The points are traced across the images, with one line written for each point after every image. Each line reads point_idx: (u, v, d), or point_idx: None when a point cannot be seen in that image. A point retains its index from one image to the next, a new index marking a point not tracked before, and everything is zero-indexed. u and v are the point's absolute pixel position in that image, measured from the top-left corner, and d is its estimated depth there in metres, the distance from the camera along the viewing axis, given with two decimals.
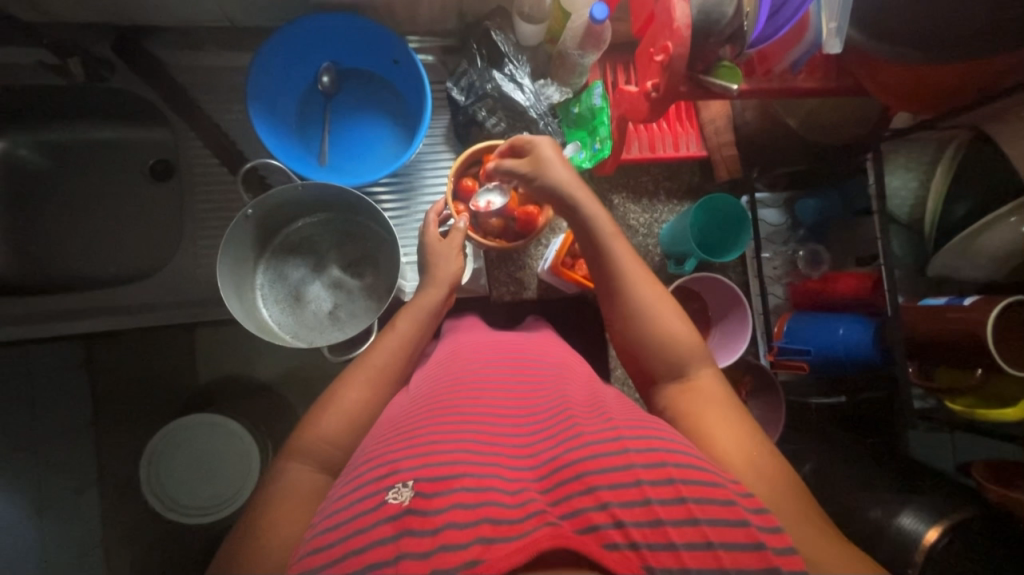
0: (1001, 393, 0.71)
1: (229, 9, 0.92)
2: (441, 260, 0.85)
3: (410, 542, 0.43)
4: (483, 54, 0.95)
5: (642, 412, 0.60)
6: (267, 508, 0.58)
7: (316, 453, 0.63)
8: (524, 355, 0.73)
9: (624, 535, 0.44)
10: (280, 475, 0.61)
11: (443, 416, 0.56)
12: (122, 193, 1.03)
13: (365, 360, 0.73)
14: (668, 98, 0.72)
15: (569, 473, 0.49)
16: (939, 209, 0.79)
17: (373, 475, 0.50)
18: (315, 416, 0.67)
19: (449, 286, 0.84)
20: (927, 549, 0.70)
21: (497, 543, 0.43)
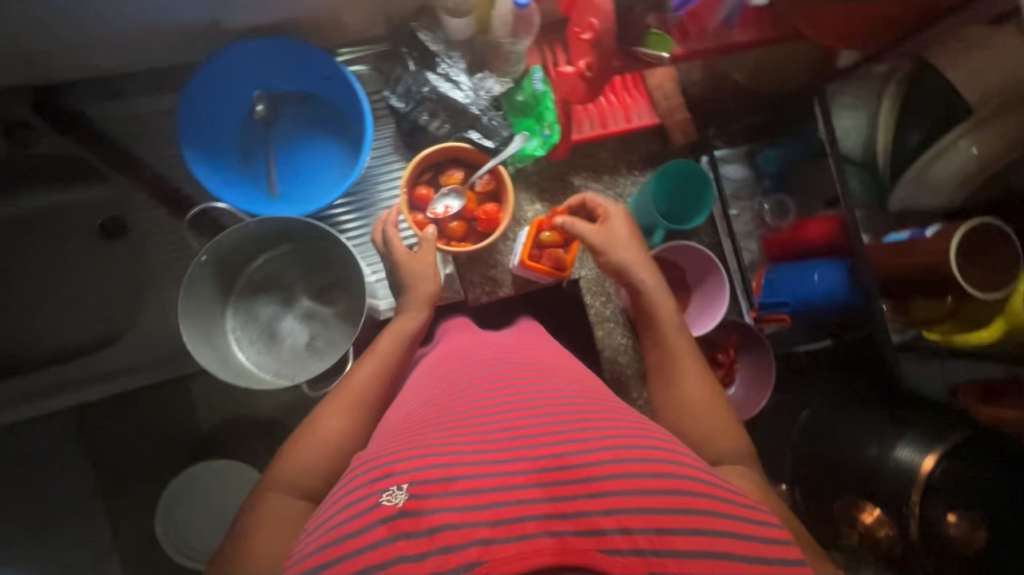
0: (974, 317, 0.72)
1: (144, 50, 0.89)
2: (416, 277, 0.82)
3: (404, 545, 0.43)
4: (414, 56, 0.94)
5: (646, 419, 0.58)
6: (249, 538, 0.59)
7: (294, 481, 0.64)
8: (525, 354, 0.71)
9: (629, 541, 0.43)
10: (258, 505, 0.62)
11: (442, 420, 0.55)
12: (73, 257, 1.00)
13: (352, 380, 0.73)
14: (605, 74, 0.71)
15: (573, 471, 0.47)
16: (891, 142, 0.77)
17: (369, 477, 0.50)
18: (296, 448, 0.67)
19: (425, 303, 0.82)
20: (927, 476, 0.71)
21: (496, 543, 0.42)
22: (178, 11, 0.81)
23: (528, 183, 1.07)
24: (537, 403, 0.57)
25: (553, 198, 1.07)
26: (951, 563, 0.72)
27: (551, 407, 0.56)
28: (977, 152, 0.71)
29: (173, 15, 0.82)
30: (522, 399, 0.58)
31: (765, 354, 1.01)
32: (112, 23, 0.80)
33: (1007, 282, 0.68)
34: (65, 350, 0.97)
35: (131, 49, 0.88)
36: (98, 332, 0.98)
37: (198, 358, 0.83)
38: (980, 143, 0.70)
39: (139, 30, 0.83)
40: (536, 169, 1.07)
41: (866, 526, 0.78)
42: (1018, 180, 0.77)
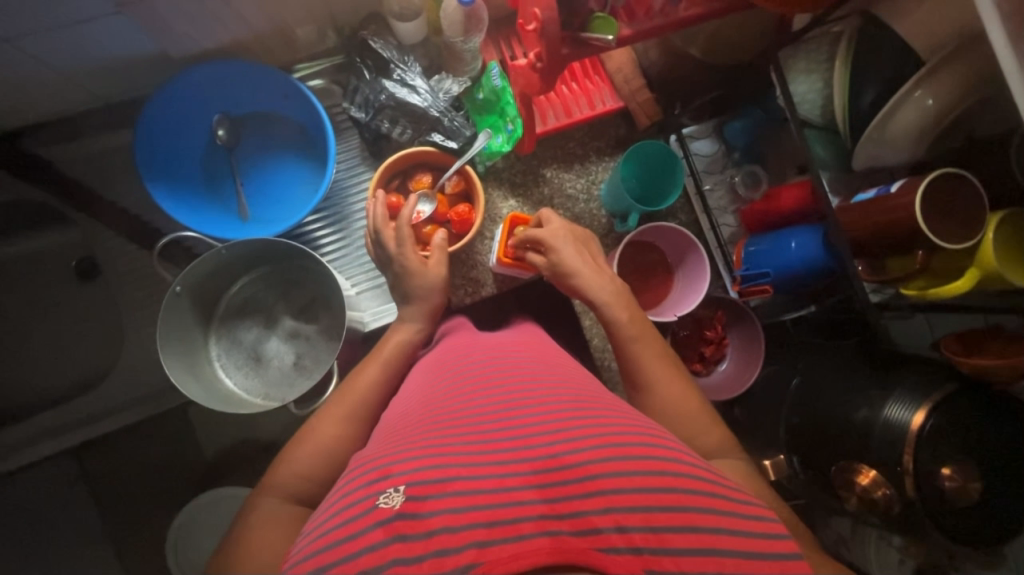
0: (947, 268, 0.72)
1: (97, 87, 0.89)
2: (425, 283, 0.82)
3: (402, 548, 0.42)
4: (368, 65, 0.93)
5: (642, 417, 0.58)
6: (242, 539, 0.57)
7: (290, 486, 0.63)
8: (518, 355, 0.70)
9: (625, 540, 0.42)
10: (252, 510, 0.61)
11: (440, 424, 0.54)
12: (53, 301, 1.00)
13: (353, 387, 0.73)
14: (553, 63, 0.70)
15: (570, 472, 0.47)
16: (847, 103, 0.79)
17: (366, 479, 0.49)
18: (289, 460, 0.66)
19: (424, 313, 0.81)
20: (917, 432, 0.71)
21: (493, 545, 0.41)
22: (123, 42, 0.81)
23: (499, 180, 1.06)
24: (535, 405, 0.56)
25: (526, 193, 1.07)
26: (950, 518, 0.72)
27: (549, 409, 0.55)
28: (933, 103, 0.71)
29: (118, 47, 0.82)
30: (520, 402, 0.57)
31: (753, 326, 1.00)
32: (58, 61, 0.80)
33: (975, 230, 0.68)
34: (59, 393, 0.99)
35: (84, 86, 0.88)
36: (86, 373, 0.98)
37: (183, 388, 0.82)
38: (935, 94, 0.70)
39: (87, 66, 0.83)
40: (506, 166, 1.06)
41: (865, 488, 0.77)
42: (983, 126, 0.76)
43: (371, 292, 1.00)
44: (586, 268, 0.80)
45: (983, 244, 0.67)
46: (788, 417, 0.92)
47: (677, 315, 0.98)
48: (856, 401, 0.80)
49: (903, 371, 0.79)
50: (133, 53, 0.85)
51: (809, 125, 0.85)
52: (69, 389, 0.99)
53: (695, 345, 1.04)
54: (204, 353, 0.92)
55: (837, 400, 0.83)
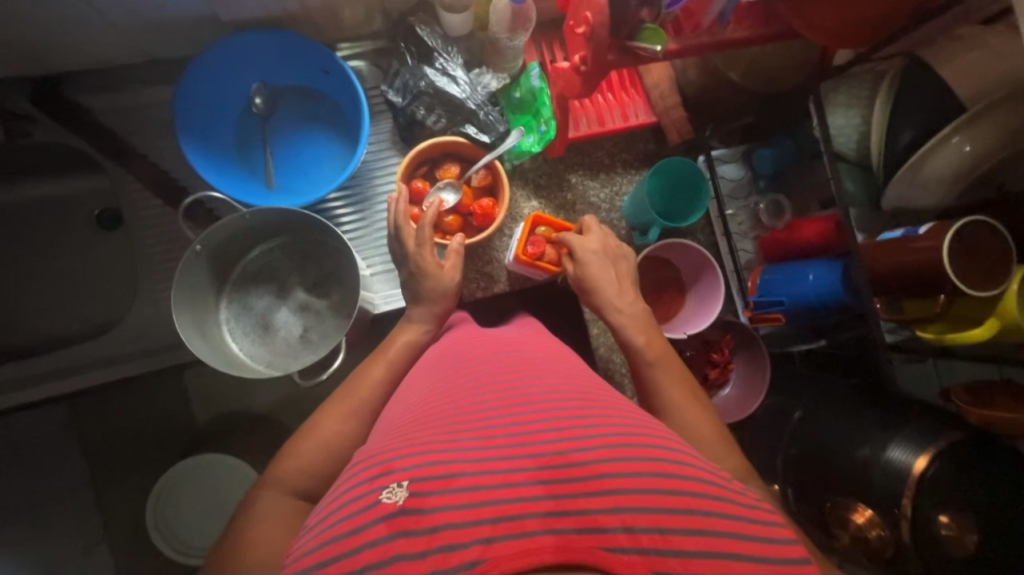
0: (964, 314, 0.72)
1: (143, 41, 0.90)
2: (431, 279, 0.81)
3: (405, 543, 0.42)
4: (412, 51, 0.94)
5: (647, 417, 0.58)
6: (243, 531, 0.58)
7: (292, 481, 0.64)
8: (522, 349, 0.70)
9: (631, 539, 0.42)
10: (255, 501, 0.61)
11: (443, 419, 0.54)
12: (73, 247, 1.01)
13: (359, 382, 0.73)
14: (598, 69, 0.71)
15: (574, 471, 0.47)
16: (884, 140, 0.79)
17: (368, 474, 0.49)
18: (295, 447, 0.67)
19: (429, 316, 0.80)
20: (918, 478, 0.71)
21: (498, 541, 0.41)
22: (178, 1, 0.82)
23: (525, 179, 1.07)
24: (539, 400, 0.56)
25: (549, 195, 1.08)
26: (944, 568, 0.71)
27: (554, 405, 0.55)
28: (970, 149, 0.71)
29: (171, 6, 0.83)
30: (524, 396, 0.57)
31: (759, 353, 1.00)
32: (112, 14, 0.81)
33: (1001, 279, 0.68)
34: (65, 337, 0.99)
35: (132, 40, 0.89)
36: (94, 320, 0.99)
37: (191, 347, 0.83)
38: (973, 141, 0.71)
39: (138, 20, 0.84)
40: (532, 166, 1.07)
41: (859, 527, 0.76)
42: (1014, 179, 0.77)
43: (384, 275, 1.01)
44: (610, 285, 0.81)
45: (1008, 295, 0.68)
46: (788, 448, 0.91)
47: (686, 333, 0.98)
48: (858, 440, 0.80)
49: (908, 414, 0.78)
50: (185, 13, 0.86)
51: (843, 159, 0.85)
52: (75, 335, 1.00)
53: (700, 366, 1.04)
54: (214, 315, 0.93)
55: (839, 436, 0.83)
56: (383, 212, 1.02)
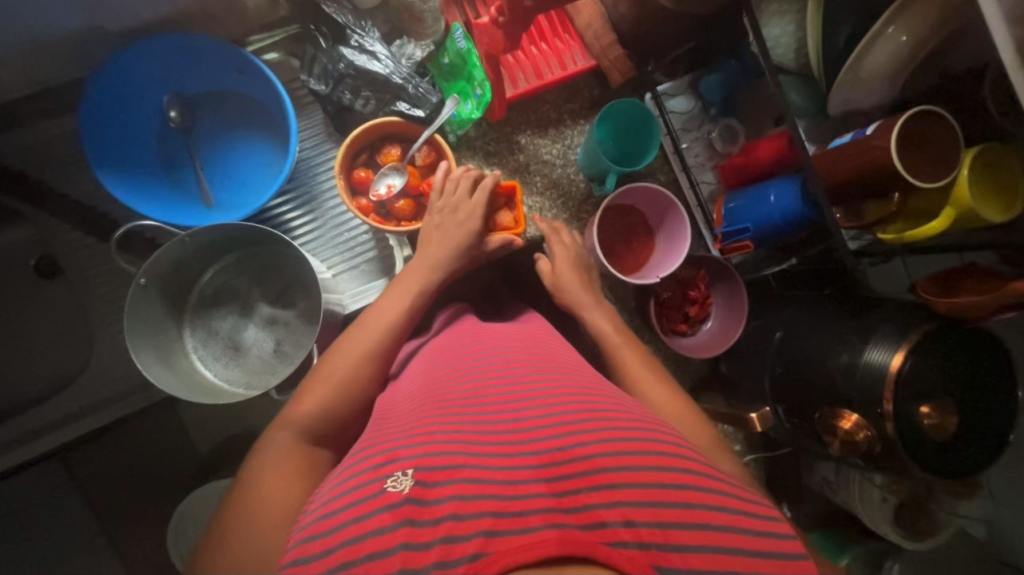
0: (921, 209, 0.72)
1: (29, 69, 0.84)
2: (451, 226, 0.81)
3: (410, 532, 0.41)
4: (324, 33, 0.88)
5: (651, 414, 0.58)
6: (254, 483, 0.55)
7: (305, 424, 0.63)
8: (521, 342, 0.70)
9: (632, 533, 0.41)
10: (268, 443, 0.60)
11: (446, 411, 0.54)
12: (17, 303, 0.97)
13: (366, 325, 0.71)
14: (517, 15, 0.66)
15: (577, 465, 0.47)
16: (822, 43, 0.78)
17: (370, 463, 0.48)
18: (302, 393, 0.66)
19: (459, 260, 0.79)
20: (895, 374, 0.72)
21: (500, 534, 0.40)
22: (52, 16, 0.76)
23: (473, 149, 1.03)
24: (542, 397, 0.56)
25: (500, 161, 1.04)
26: (931, 456, 0.73)
27: (555, 399, 0.55)
28: (906, 40, 0.72)
29: (46, 22, 0.76)
30: (527, 391, 0.57)
31: (735, 283, 1.00)
32: None
33: (951, 167, 0.68)
34: (34, 395, 0.96)
35: (15, 68, 0.82)
36: (58, 373, 0.96)
37: (160, 382, 0.80)
38: (908, 30, 0.71)
39: (14, 45, 0.78)
40: (478, 134, 1.03)
41: (847, 432, 0.79)
42: (958, 62, 0.75)
43: (349, 273, 0.98)
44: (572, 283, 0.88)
45: (959, 182, 0.68)
46: (773, 368, 0.93)
47: (658, 276, 0.98)
48: (837, 348, 0.81)
49: (882, 314, 0.79)
50: (66, 29, 0.79)
51: (784, 71, 0.86)
52: (45, 390, 0.97)
53: (679, 306, 1.04)
54: (179, 346, 0.90)
55: (819, 348, 0.84)
56: (334, 209, 0.98)
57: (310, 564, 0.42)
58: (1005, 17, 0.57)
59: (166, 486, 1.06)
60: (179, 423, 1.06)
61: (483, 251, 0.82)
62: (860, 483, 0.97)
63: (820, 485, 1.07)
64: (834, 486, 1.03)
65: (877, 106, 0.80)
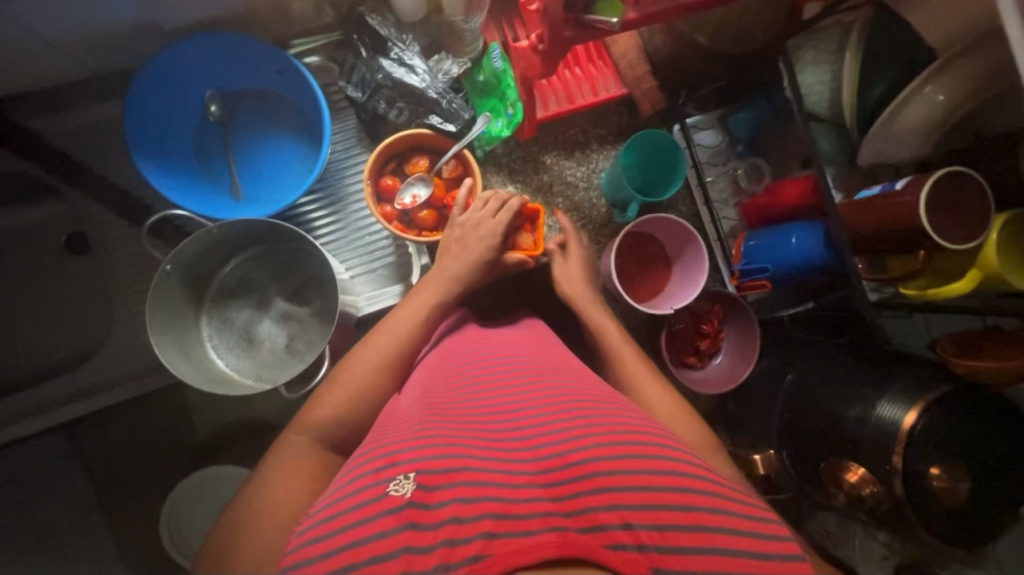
0: (946, 268, 0.72)
1: (83, 56, 0.88)
2: (472, 240, 0.81)
3: (412, 536, 0.41)
4: (366, 43, 0.91)
5: (649, 419, 0.58)
6: (265, 483, 0.56)
7: (320, 428, 0.63)
8: (524, 350, 0.70)
9: (631, 538, 0.41)
10: (285, 446, 0.61)
11: (446, 418, 0.55)
12: (46, 277, 1.00)
13: (383, 332, 0.72)
14: (556, 45, 0.67)
15: (577, 469, 0.46)
16: (857, 94, 0.80)
17: (372, 467, 0.48)
18: (320, 396, 0.67)
19: (477, 273, 0.80)
20: (908, 432, 0.71)
21: (501, 537, 0.40)
22: (111, 9, 0.79)
23: (498, 165, 1.05)
24: (541, 404, 0.56)
25: (525, 179, 1.06)
26: (938, 518, 0.71)
27: (555, 405, 0.55)
28: (943, 99, 0.71)
29: (107, 15, 0.80)
30: (528, 400, 0.57)
31: (748, 321, 0.99)
32: (44, 29, 0.78)
33: (982, 229, 0.68)
34: (51, 367, 0.99)
35: (71, 54, 0.86)
36: (77, 348, 0.99)
37: (174, 369, 0.82)
38: (946, 89, 0.71)
39: (73, 33, 0.81)
40: (505, 152, 1.05)
41: (852, 485, 0.76)
42: (993, 124, 0.75)
43: (365, 276, 0.99)
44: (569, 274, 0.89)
45: (987, 245, 0.68)
46: (781, 412, 0.91)
47: (672, 308, 0.98)
48: (849, 400, 0.79)
49: (897, 370, 0.78)
50: (123, 22, 0.83)
51: (816, 118, 0.85)
52: (61, 363, 0.99)
53: (690, 339, 1.03)
54: (196, 333, 0.92)
55: (830, 397, 0.83)
56: (358, 211, 1.00)
57: (311, 567, 0.42)
58: None
59: (165, 470, 1.07)
60: (184, 407, 1.08)
61: (502, 266, 0.83)
62: (861, 539, 0.98)
63: (820, 535, 1.04)
64: (834, 540, 1.01)
65: (907, 159, 0.80)
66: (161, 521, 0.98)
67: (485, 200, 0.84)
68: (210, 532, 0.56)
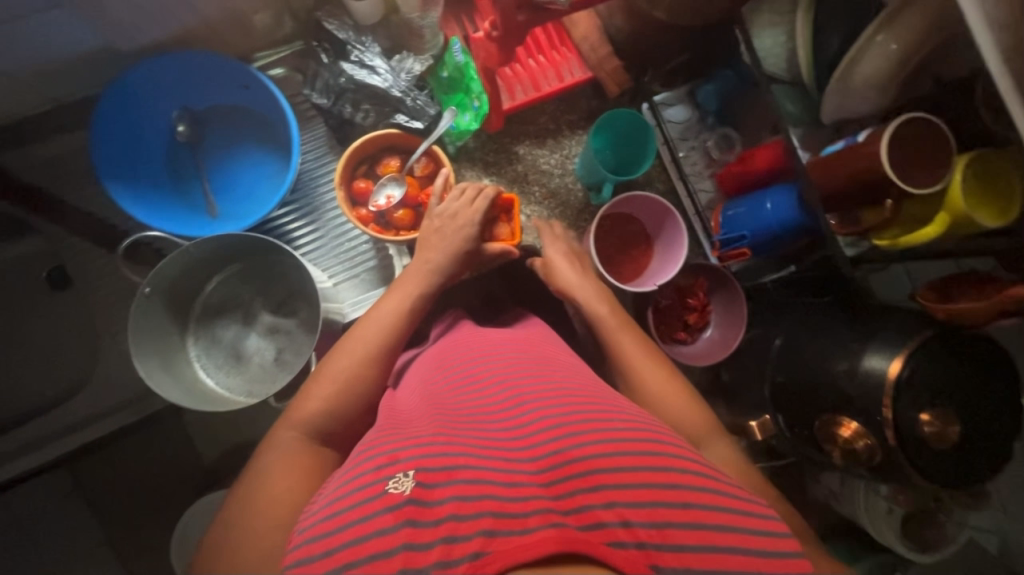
0: (916, 215, 0.73)
1: (43, 88, 0.88)
2: (447, 235, 0.81)
3: (412, 533, 0.41)
4: (326, 49, 0.91)
5: (648, 415, 0.58)
6: (263, 483, 0.55)
7: (312, 424, 0.62)
8: (519, 347, 0.70)
9: (631, 534, 0.42)
10: (275, 442, 0.60)
11: (446, 418, 0.54)
12: (29, 313, 1.00)
13: (365, 325, 0.71)
14: (511, 30, 0.68)
15: (576, 467, 0.46)
16: (811, 49, 0.81)
17: (371, 464, 0.48)
18: (306, 391, 0.65)
19: (458, 265, 0.80)
20: (895, 380, 0.71)
21: (501, 535, 0.40)
22: (66, 36, 0.78)
23: (472, 160, 1.05)
24: (540, 399, 0.56)
25: (499, 171, 1.06)
26: (932, 465, 0.72)
27: (553, 400, 0.55)
28: (896, 48, 0.72)
29: (62, 43, 0.80)
30: (525, 396, 0.57)
31: (735, 291, 0.99)
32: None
33: (943, 172, 0.69)
34: (42, 403, 0.98)
35: (32, 87, 0.86)
36: (68, 380, 0.98)
37: (162, 390, 0.82)
38: (897, 39, 0.72)
39: (34, 65, 0.82)
40: (477, 145, 1.05)
41: (846, 440, 0.77)
42: (949, 70, 0.76)
43: (349, 282, 0.99)
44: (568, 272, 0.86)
45: (952, 185, 0.68)
46: (773, 376, 0.91)
47: (657, 284, 0.98)
48: (837, 356, 0.80)
49: (880, 323, 0.79)
50: (80, 50, 0.83)
51: (776, 80, 0.87)
52: (53, 398, 0.99)
53: (678, 314, 1.04)
54: (183, 354, 0.91)
55: (818, 356, 0.83)
56: (337, 217, 1.00)
57: (311, 565, 0.41)
58: (988, 22, 0.57)
59: (167, 496, 1.06)
60: (181, 432, 1.07)
61: (478, 259, 0.84)
62: (865, 495, 0.97)
63: (824, 496, 1.05)
64: (839, 498, 1.02)
65: (870, 113, 0.81)
66: (187, 516, 0.97)
67: (455, 197, 0.83)
68: (207, 534, 0.54)
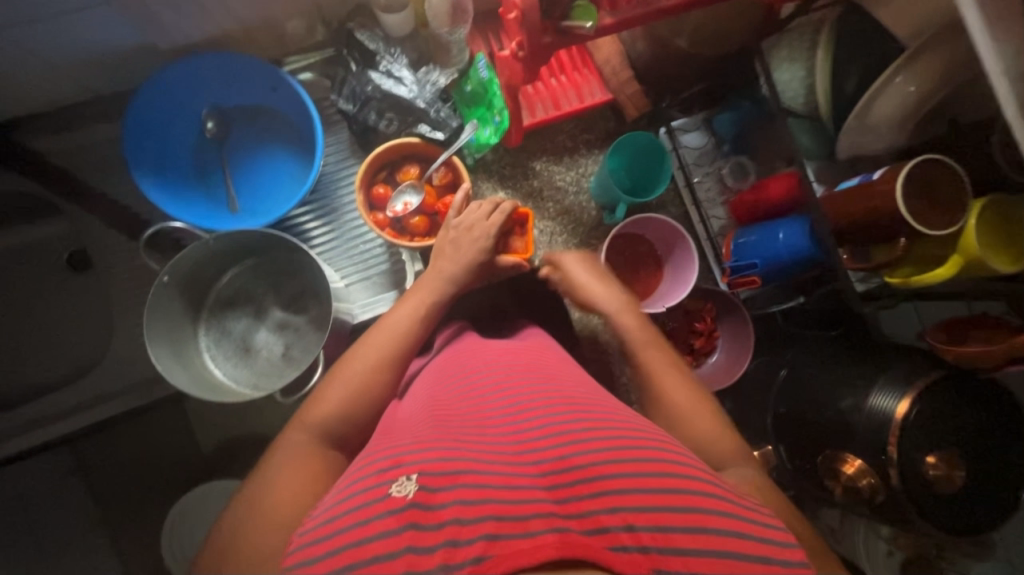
0: (930, 255, 0.73)
1: (84, 80, 0.92)
2: (464, 243, 0.82)
3: (415, 537, 0.42)
4: (356, 57, 0.94)
5: (649, 422, 0.57)
6: (269, 483, 0.55)
7: (320, 426, 0.63)
8: (523, 355, 0.70)
9: (634, 538, 0.42)
10: (283, 443, 0.60)
11: (450, 421, 0.54)
12: (48, 294, 1.02)
13: (379, 331, 0.72)
14: (537, 52, 0.70)
15: (579, 473, 0.47)
16: (830, 86, 0.83)
17: (374, 468, 0.48)
18: (320, 393, 0.66)
19: (471, 274, 0.81)
20: (902, 421, 0.70)
21: (503, 539, 0.40)
22: (110, 33, 0.82)
23: (489, 172, 1.07)
24: (543, 406, 0.56)
25: (515, 184, 1.08)
26: (934, 506, 0.70)
27: (556, 406, 0.55)
28: (914, 90, 0.74)
29: (107, 38, 0.83)
30: (528, 404, 0.57)
31: (742, 319, 0.99)
32: (44, 52, 0.81)
33: (958, 215, 0.69)
34: (52, 382, 1.00)
35: (74, 78, 0.90)
36: (80, 362, 1.00)
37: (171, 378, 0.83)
38: (916, 81, 0.73)
39: (78, 57, 0.85)
40: (495, 158, 1.07)
41: (849, 477, 0.76)
42: (966, 114, 0.77)
43: (361, 284, 1.01)
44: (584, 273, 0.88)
45: (965, 231, 0.69)
46: (776, 407, 0.91)
47: (665, 306, 0.98)
48: (843, 391, 0.79)
49: (889, 360, 0.78)
50: (122, 46, 0.87)
51: (793, 113, 0.89)
52: (63, 378, 1.01)
53: (684, 338, 1.04)
54: (193, 343, 0.93)
55: (824, 389, 0.83)
56: (354, 220, 1.02)
57: (316, 565, 0.42)
58: (1006, 70, 0.58)
59: (163, 484, 1.07)
60: (184, 421, 1.08)
61: (491, 272, 0.85)
62: (865, 533, 0.96)
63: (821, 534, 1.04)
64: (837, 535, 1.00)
65: (886, 150, 0.82)
66: (177, 508, 0.97)
67: (471, 210, 0.85)
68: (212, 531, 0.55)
